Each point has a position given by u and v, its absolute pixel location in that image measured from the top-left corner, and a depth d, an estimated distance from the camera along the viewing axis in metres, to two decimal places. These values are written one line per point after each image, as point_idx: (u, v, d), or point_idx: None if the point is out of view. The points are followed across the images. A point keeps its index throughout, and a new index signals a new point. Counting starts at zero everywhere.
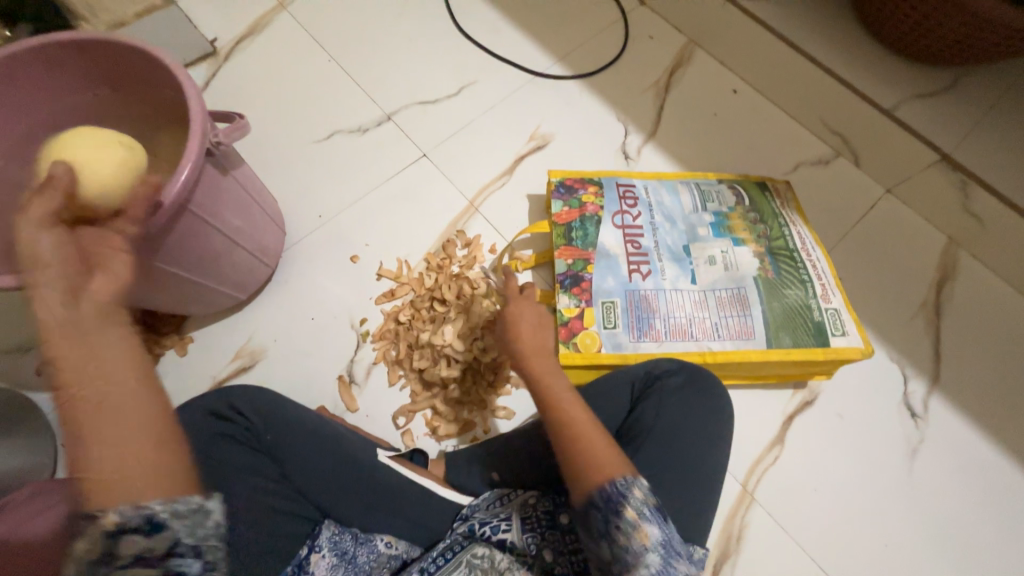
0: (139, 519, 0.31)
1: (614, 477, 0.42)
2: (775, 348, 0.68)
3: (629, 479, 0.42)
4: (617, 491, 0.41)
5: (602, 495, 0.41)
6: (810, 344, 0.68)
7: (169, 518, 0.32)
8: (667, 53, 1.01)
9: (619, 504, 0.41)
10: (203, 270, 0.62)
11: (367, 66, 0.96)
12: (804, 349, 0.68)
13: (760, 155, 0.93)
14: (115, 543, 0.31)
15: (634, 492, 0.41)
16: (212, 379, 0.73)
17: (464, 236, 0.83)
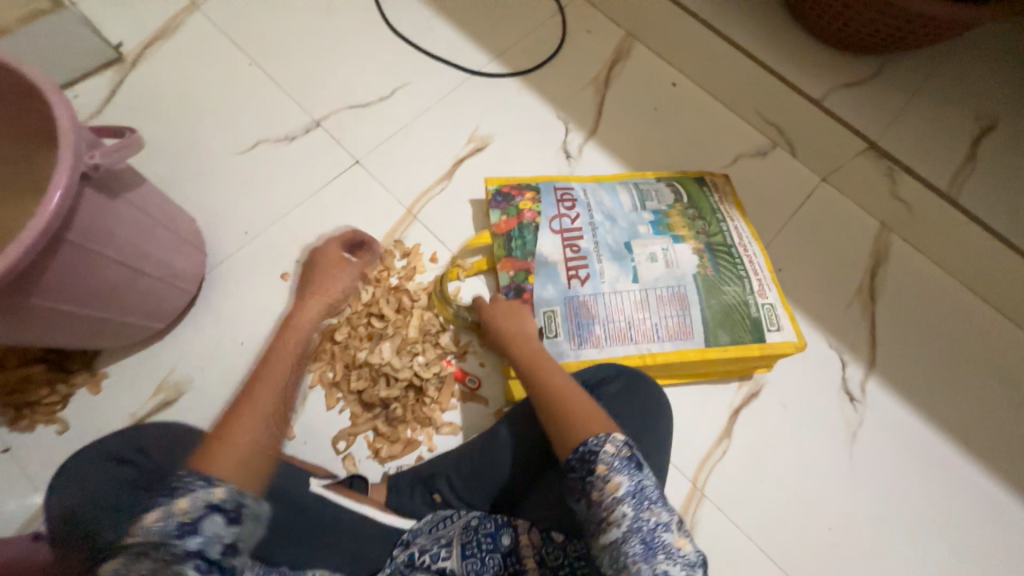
0: (235, 500, 0.40)
1: (588, 437, 0.46)
2: (713, 346, 0.69)
3: (600, 437, 0.45)
4: (588, 448, 0.45)
5: (579, 455, 0.45)
6: (748, 340, 0.69)
7: (243, 515, 0.40)
8: (605, 47, 0.99)
9: (591, 458, 0.44)
10: (101, 301, 0.57)
11: (292, 69, 0.91)
12: (740, 345, 0.69)
13: (700, 149, 0.93)
14: (206, 515, 0.39)
15: (607, 448, 0.44)
16: (131, 417, 0.68)
17: (402, 246, 0.80)
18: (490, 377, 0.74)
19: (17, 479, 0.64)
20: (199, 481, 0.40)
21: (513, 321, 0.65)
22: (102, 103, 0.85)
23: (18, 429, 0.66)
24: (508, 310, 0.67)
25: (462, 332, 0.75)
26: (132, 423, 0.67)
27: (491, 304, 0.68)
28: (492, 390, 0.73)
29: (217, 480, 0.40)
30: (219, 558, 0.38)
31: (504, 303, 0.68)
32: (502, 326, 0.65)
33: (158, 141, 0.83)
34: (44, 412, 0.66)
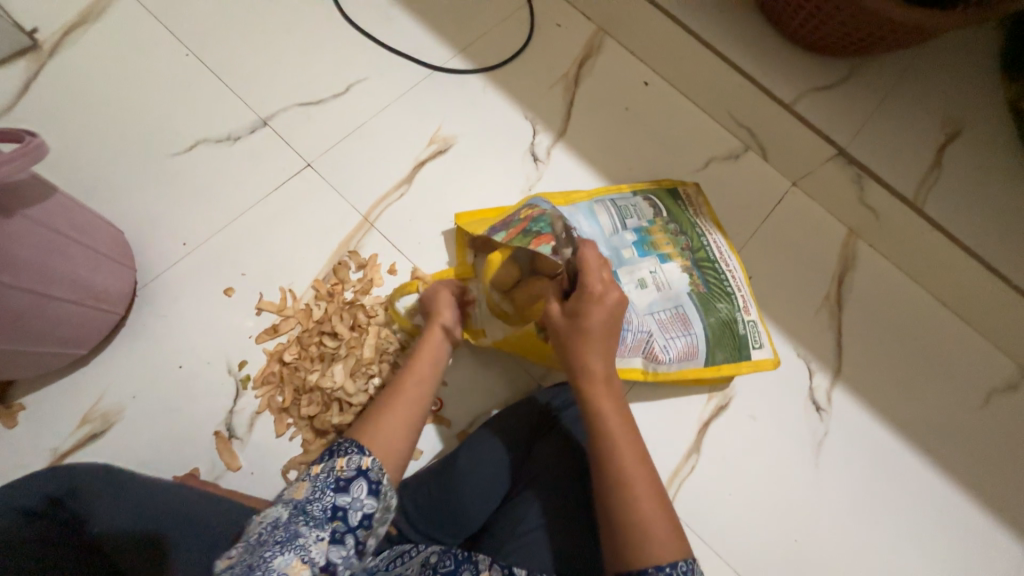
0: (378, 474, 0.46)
1: (676, 560, 0.42)
2: (710, 364, 0.74)
3: (691, 565, 0.42)
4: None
5: None
6: (737, 357, 0.75)
7: (381, 492, 0.45)
8: (576, 43, 0.95)
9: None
10: (2, 333, 0.51)
11: (236, 61, 0.83)
12: (733, 361, 0.75)
13: (673, 151, 0.90)
14: (353, 480, 0.44)
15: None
16: (53, 452, 0.62)
17: (358, 257, 0.75)
18: (453, 397, 0.71)
19: None
20: (355, 447, 0.47)
21: (604, 341, 0.52)
22: (15, 96, 0.75)
23: None
24: (609, 323, 0.52)
25: None
26: (54, 459, 0.61)
27: (595, 311, 0.52)
28: (453, 410, 0.70)
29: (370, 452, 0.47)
30: (354, 529, 0.42)
31: (609, 310, 0.52)
32: (591, 346, 0.51)
33: (82, 141, 0.74)
34: None
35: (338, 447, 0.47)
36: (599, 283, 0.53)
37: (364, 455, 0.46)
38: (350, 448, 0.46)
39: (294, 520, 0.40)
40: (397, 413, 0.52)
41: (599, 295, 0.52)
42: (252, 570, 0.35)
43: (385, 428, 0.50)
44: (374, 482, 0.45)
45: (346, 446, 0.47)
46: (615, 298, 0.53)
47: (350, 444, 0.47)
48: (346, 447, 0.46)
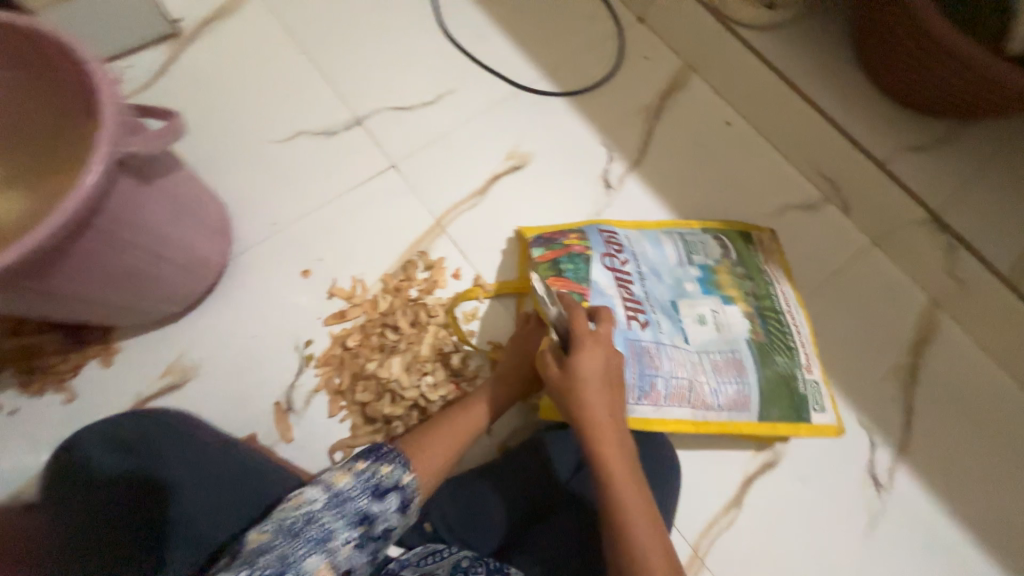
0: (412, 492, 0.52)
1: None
2: (764, 420, 0.70)
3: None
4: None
5: None
6: (793, 416, 0.71)
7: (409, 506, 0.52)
8: (660, 76, 0.96)
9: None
10: (123, 284, 0.58)
11: (341, 62, 0.90)
12: (786, 421, 0.71)
13: (747, 194, 0.88)
14: (376, 492, 0.51)
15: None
16: (136, 396, 0.68)
17: (426, 258, 0.78)
18: None
19: (20, 443, 0.65)
20: (400, 461, 0.53)
21: (600, 393, 0.54)
22: (153, 76, 0.85)
23: (28, 393, 0.66)
24: (601, 375, 0.54)
25: (474, 357, 0.73)
26: (136, 403, 0.68)
27: (586, 364, 0.54)
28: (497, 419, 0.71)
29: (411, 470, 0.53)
30: (375, 534, 0.50)
31: (597, 364, 0.54)
32: (588, 398, 0.54)
33: (201, 121, 0.83)
34: (55, 380, 0.67)
35: (383, 453, 0.53)
36: (587, 336, 0.55)
37: (405, 471, 0.53)
38: (400, 461, 0.53)
39: (324, 514, 0.48)
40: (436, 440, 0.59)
41: (587, 350, 0.54)
42: (289, 558, 0.45)
43: (427, 454, 0.57)
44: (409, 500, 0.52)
45: (391, 455, 0.53)
46: (601, 352, 0.55)
47: (398, 456, 0.53)
48: (394, 458, 0.53)
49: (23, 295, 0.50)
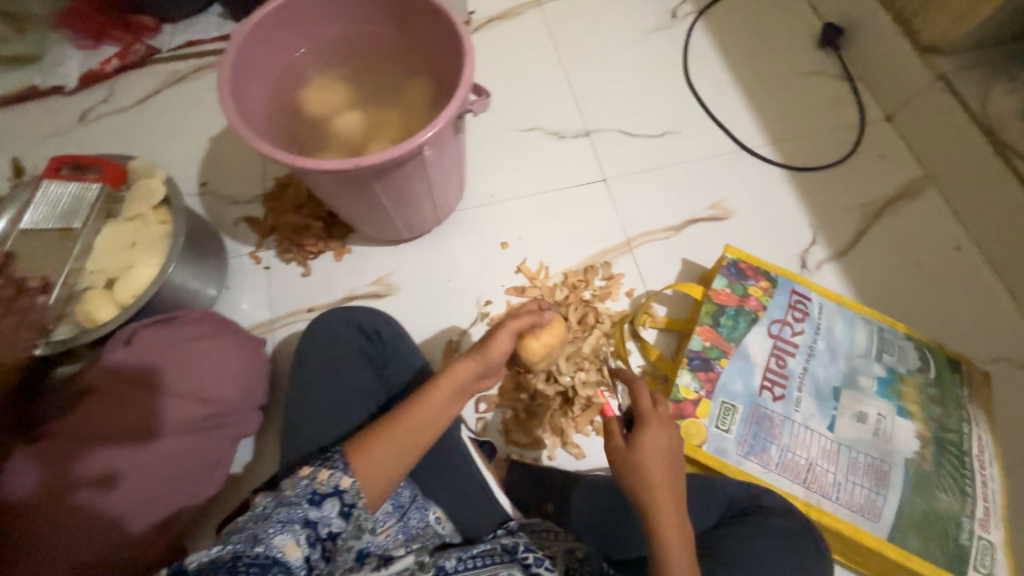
0: (332, 489, 0.44)
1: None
2: (894, 545, 0.60)
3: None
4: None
5: None
6: (941, 563, 0.59)
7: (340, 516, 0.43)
8: (894, 179, 0.91)
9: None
10: (399, 205, 0.70)
11: (589, 80, 1.00)
12: (930, 564, 0.59)
13: (960, 328, 0.80)
14: (333, 495, 0.43)
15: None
16: (348, 291, 0.82)
17: (608, 269, 0.84)
18: None
19: (264, 293, 0.82)
20: (343, 463, 0.45)
21: (664, 469, 0.46)
22: None
23: (281, 258, 0.84)
24: (664, 451, 0.47)
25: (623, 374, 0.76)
26: (347, 296, 0.82)
27: (649, 439, 0.47)
28: None
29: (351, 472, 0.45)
30: (320, 542, 0.42)
31: (663, 438, 0.47)
32: (649, 470, 0.45)
33: None
34: (302, 256, 0.83)
35: (330, 454, 0.46)
36: (651, 409, 0.49)
37: (344, 476, 0.44)
38: (337, 461, 0.45)
39: (276, 508, 0.41)
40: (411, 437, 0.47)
41: (653, 421, 0.48)
42: (250, 541, 0.38)
43: (371, 449, 0.46)
44: (318, 497, 0.43)
45: (334, 457, 0.45)
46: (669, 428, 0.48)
47: (338, 456, 0.45)
48: (334, 459, 0.45)
49: (350, 190, 0.63)
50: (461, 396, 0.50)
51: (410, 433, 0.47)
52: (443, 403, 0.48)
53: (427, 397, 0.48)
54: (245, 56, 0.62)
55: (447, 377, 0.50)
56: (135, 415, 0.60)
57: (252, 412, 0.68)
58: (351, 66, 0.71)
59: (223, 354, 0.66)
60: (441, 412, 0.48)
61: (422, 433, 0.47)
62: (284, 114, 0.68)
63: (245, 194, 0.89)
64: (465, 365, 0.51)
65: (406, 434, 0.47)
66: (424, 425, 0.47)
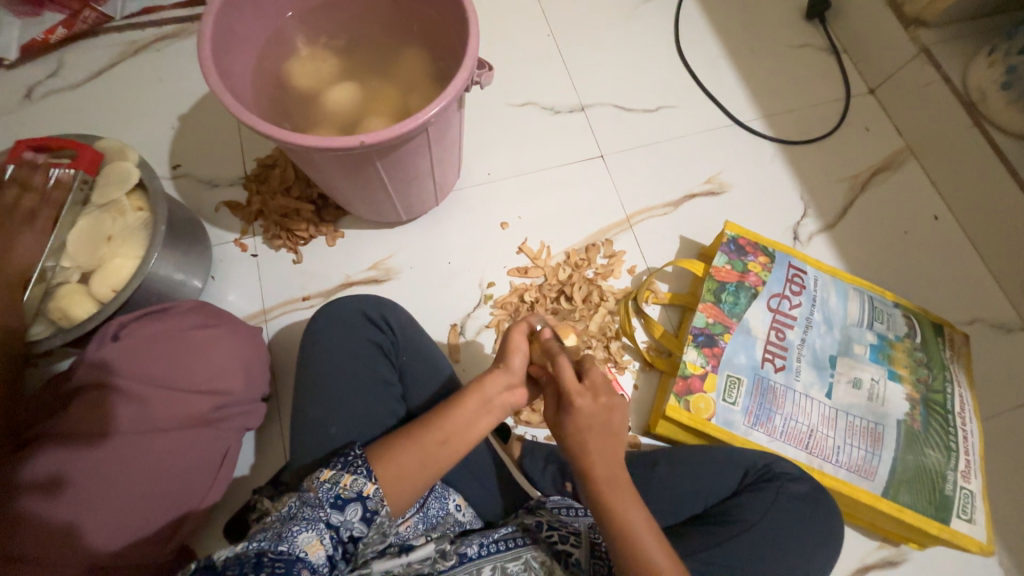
0: (355, 493, 0.42)
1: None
2: (888, 499, 0.63)
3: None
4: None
5: None
6: (928, 513, 0.63)
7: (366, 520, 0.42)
8: (878, 152, 0.94)
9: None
10: (398, 186, 0.67)
11: (581, 53, 0.97)
12: (919, 515, 0.63)
13: (939, 292, 0.85)
14: (355, 500, 0.42)
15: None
16: (344, 277, 0.79)
17: (610, 247, 0.83)
18: (638, 402, 0.75)
19: (254, 282, 0.78)
20: (363, 470, 0.42)
21: (602, 443, 0.46)
22: None
23: (270, 244, 0.79)
24: (601, 428, 0.46)
25: (629, 350, 0.77)
26: (343, 283, 0.78)
27: (579, 418, 0.47)
28: (634, 414, 0.74)
29: (375, 479, 0.43)
30: (344, 545, 0.41)
31: (596, 414, 0.47)
32: (587, 444, 0.46)
33: None
34: (292, 242, 0.79)
35: (351, 459, 0.43)
36: (577, 389, 0.47)
37: (369, 481, 0.42)
38: (359, 467, 0.42)
39: (302, 508, 0.40)
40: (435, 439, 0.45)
41: (578, 406, 0.46)
42: (277, 541, 0.38)
43: (394, 458, 0.44)
44: (343, 503, 0.41)
45: (357, 462, 0.43)
46: (602, 405, 0.47)
47: (360, 462, 0.43)
48: (356, 463, 0.43)
49: (349, 171, 0.59)
50: (484, 409, 0.47)
51: (438, 445, 0.45)
52: (472, 415, 0.47)
53: (453, 409, 0.46)
54: (225, 23, 0.56)
55: (477, 390, 0.47)
56: (129, 412, 0.56)
57: (257, 402, 0.66)
58: (342, 36, 0.66)
59: (224, 344, 0.62)
60: (471, 424, 0.46)
61: (450, 445, 0.45)
62: (270, 88, 0.63)
63: (224, 177, 0.83)
64: (494, 377, 0.49)
65: (438, 449, 0.45)
66: (454, 439, 0.45)
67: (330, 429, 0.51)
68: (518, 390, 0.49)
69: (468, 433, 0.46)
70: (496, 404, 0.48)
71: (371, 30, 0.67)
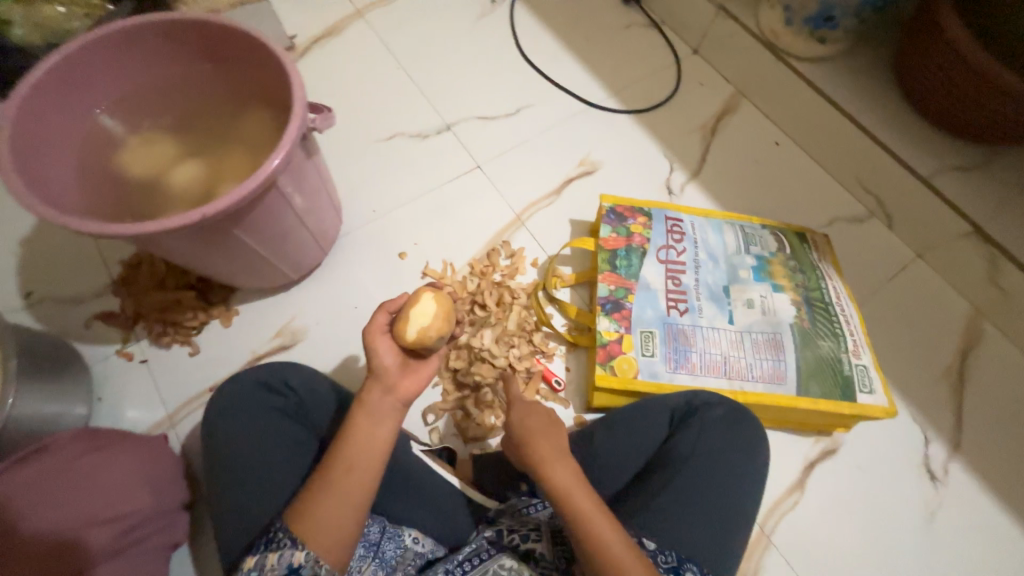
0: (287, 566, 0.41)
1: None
2: (802, 395, 0.70)
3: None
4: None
5: None
6: (837, 396, 0.70)
7: None
8: (715, 100, 1.05)
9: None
10: (271, 246, 0.67)
11: (432, 77, 1.01)
12: (831, 400, 0.70)
13: (797, 205, 0.96)
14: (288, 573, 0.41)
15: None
16: (250, 353, 0.75)
17: (509, 247, 0.86)
18: (575, 383, 0.77)
19: (149, 389, 0.72)
20: (288, 540, 0.42)
21: (548, 438, 0.51)
22: None
23: (158, 344, 0.74)
24: (546, 424, 0.52)
25: (552, 337, 0.80)
26: (251, 359, 0.75)
27: (530, 419, 0.52)
28: (574, 395, 0.77)
29: (303, 543, 0.41)
30: None
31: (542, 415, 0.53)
32: (536, 442, 0.50)
33: None
34: (182, 334, 0.75)
35: (273, 536, 0.42)
36: (530, 398, 0.55)
37: (297, 549, 0.41)
38: (284, 540, 0.42)
39: None
40: (359, 481, 0.43)
41: (530, 405, 0.54)
42: None
43: (321, 513, 0.42)
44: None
45: (280, 536, 0.42)
46: (545, 406, 0.54)
47: (284, 533, 0.42)
48: (280, 538, 0.42)
49: (208, 242, 0.59)
50: (377, 422, 0.46)
51: (347, 477, 0.43)
52: (371, 432, 0.45)
53: (348, 435, 0.45)
54: (26, 131, 0.54)
55: (361, 410, 0.46)
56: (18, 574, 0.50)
57: (176, 511, 0.62)
58: (170, 114, 0.65)
59: (118, 463, 0.58)
60: (376, 441, 0.45)
61: (358, 470, 0.44)
62: (103, 185, 0.59)
63: (89, 290, 0.77)
64: (372, 391, 0.47)
65: (347, 480, 0.43)
66: (359, 463, 0.44)
67: (254, 509, 0.51)
68: (401, 387, 0.48)
69: (374, 453, 0.45)
70: (386, 413, 0.47)
71: (201, 102, 0.65)
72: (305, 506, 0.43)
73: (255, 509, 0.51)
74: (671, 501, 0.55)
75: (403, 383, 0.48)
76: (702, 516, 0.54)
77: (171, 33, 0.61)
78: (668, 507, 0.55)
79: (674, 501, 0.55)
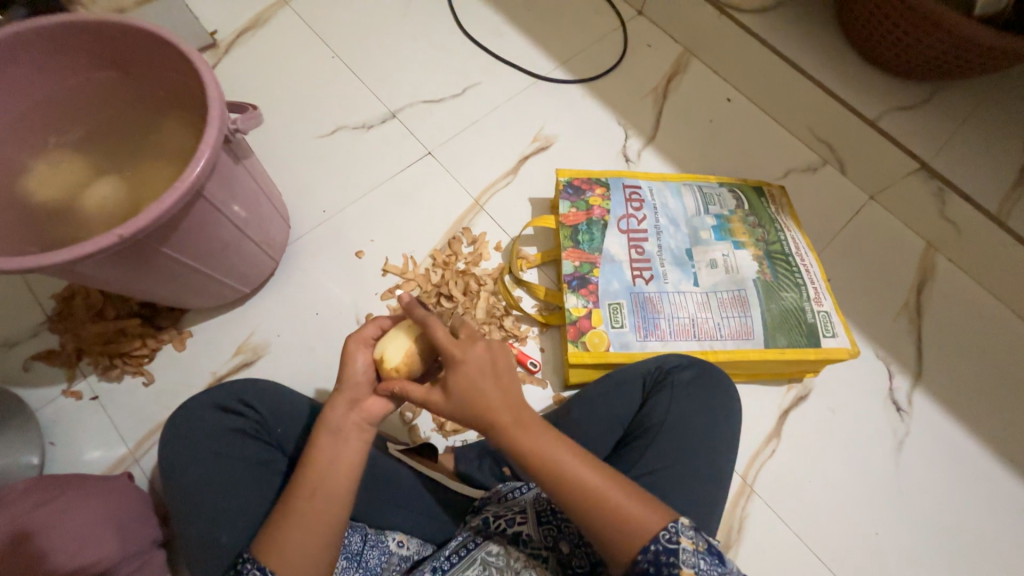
0: None
1: (658, 532, 0.40)
2: (770, 347, 0.72)
3: (674, 528, 0.40)
4: (664, 548, 0.39)
5: (649, 559, 0.39)
6: (803, 344, 0.72)
7: None
8: (665, 61, 1.02)
9: (669, 562, 0.39)
10: (211, 260, 0.63)
11: (370, 64, 0.96)
12: (798, 348, 0.72)
13: (754, 160, 0.96)
14: None
15: (683, 543, 0.40)
16: (211, 374, 0.73)
17: (470, 233, 0.84)
18: (550, 363, 0.77)
19: (105, 426, 0.69)
20: (257, 570, 0.40)
21: (494, 383, 0.45)
22: None
23: (108, 378, 0.71)
24: (486, 370, 0.45)
25: (524, 320, 0.79)
26: (213, 380, 0.72)
27: (465, 370, 0.45)
28: (550, 375, 0.76)
29: (273, 572, 0.39)
30: None
31: (478, 360, 0.45)
32: (480, 391, 0.44)
33: None
34: (133, 364, 0.72)
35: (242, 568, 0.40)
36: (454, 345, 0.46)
37: None
38: (253, 571, 0.40)
39: None
40: (325, 495, 0.42)
41: (460, 358, 0.45)
42: None
43: (286, 536, 0.40)
44: None
45: (250, 567, 0.40)
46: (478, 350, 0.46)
47: (252, 564, 0.40)
48: (249, 569, 0.40)
49: (135, 263, 0.55)
50: (341, 439, 0.44)
51: (308, 500, 0.41)
52: (342, 451, 0.43)
53: (311, 455, 0.43)
54: None
55: (327, 426, 0.45)
56: None
57: (151, 550, 0.61)
58: (76, 131, 0.60)
59: (80, 509, 0.56)
60: (338, 456, 0.43)
61: (325, 493, 0.42)
62: (7, 215, 0.54)
63: (24, 331, 0.73)
64: (335, 406, 0.46)
65: (309, 506, 0.41)
66: (324, 486, 0.42)
67: (223, 537, 0.50)
68: (365, 403, 0.46)
69: (339, 464, 0.43)
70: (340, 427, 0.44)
71: (107, 115, 0.60)
72: (272, 523, 0.42)
73: (225, 537, 0.50)
74: (649, 469, 0.55)
75: (369, 398, 0.47)
76: (683, 480, 0.55)
77: (57, 39, 0.56)
78: (647, 475, 0.55)
79: (651, 468, 0.55)
